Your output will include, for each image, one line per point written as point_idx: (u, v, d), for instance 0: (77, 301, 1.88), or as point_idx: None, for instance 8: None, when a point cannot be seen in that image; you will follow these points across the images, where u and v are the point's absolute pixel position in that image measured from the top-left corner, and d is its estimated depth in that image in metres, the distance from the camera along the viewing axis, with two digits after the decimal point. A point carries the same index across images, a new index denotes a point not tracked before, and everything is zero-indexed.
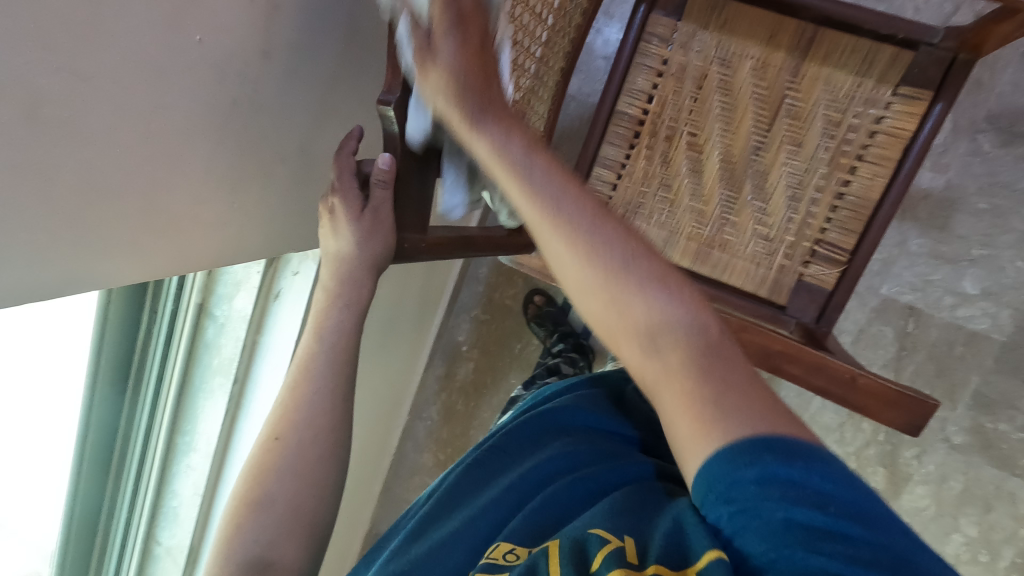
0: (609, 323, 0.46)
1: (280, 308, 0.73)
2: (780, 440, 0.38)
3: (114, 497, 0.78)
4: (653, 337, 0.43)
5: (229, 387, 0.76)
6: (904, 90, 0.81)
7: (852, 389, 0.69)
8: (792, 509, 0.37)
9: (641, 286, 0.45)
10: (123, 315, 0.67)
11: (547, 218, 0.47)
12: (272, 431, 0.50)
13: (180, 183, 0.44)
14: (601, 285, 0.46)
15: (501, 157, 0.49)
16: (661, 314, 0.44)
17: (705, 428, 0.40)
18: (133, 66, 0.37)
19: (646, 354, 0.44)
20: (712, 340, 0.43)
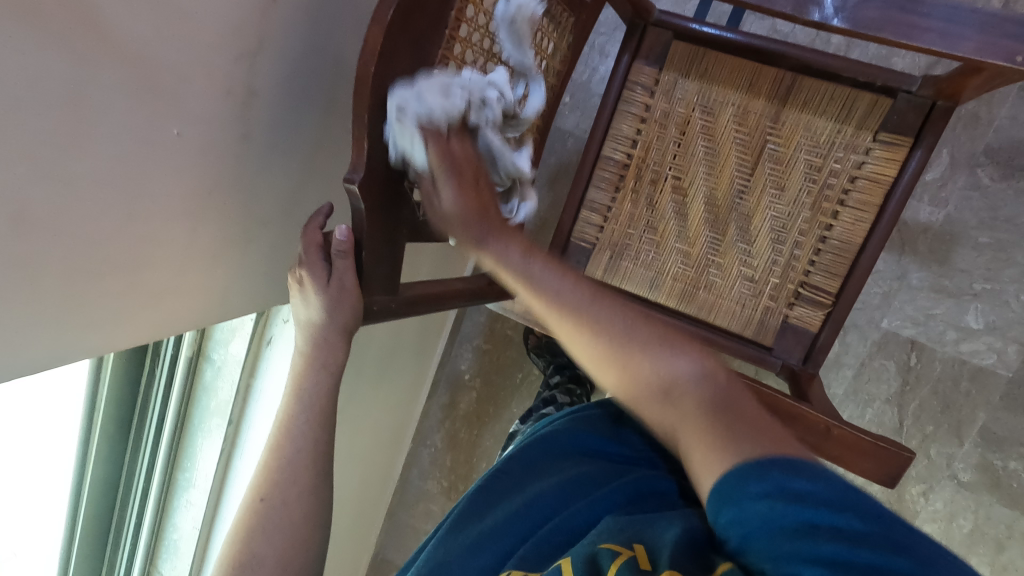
0: (630, 392, 0.50)
1: (271, 353, 0.77)
2: (783, 459, 0.41)
3: (116, 535, 0.82)
4: (667, 387, 0.48)
5: (226, 428, 0.80)
6: (884, 137, 0.81)
7: (827, 439, 0.69)
8: (795, 508, 0.38)
9: (642, 353, 0.50)
10: (125, 370, 0.70)
11: (562, 316, 0.53)
12: (256, 493, 0.52)
13: (162, 258, 0.48)
14: (599, 359, 0.51)
15: (505, 267, 0.55)
16: (665, 372, 0.48)
17: (715, 451, 0.43)
18: (117, 163, 0.41)
19: (665, 407, 0.48)
20: (720, 390, 0.47)
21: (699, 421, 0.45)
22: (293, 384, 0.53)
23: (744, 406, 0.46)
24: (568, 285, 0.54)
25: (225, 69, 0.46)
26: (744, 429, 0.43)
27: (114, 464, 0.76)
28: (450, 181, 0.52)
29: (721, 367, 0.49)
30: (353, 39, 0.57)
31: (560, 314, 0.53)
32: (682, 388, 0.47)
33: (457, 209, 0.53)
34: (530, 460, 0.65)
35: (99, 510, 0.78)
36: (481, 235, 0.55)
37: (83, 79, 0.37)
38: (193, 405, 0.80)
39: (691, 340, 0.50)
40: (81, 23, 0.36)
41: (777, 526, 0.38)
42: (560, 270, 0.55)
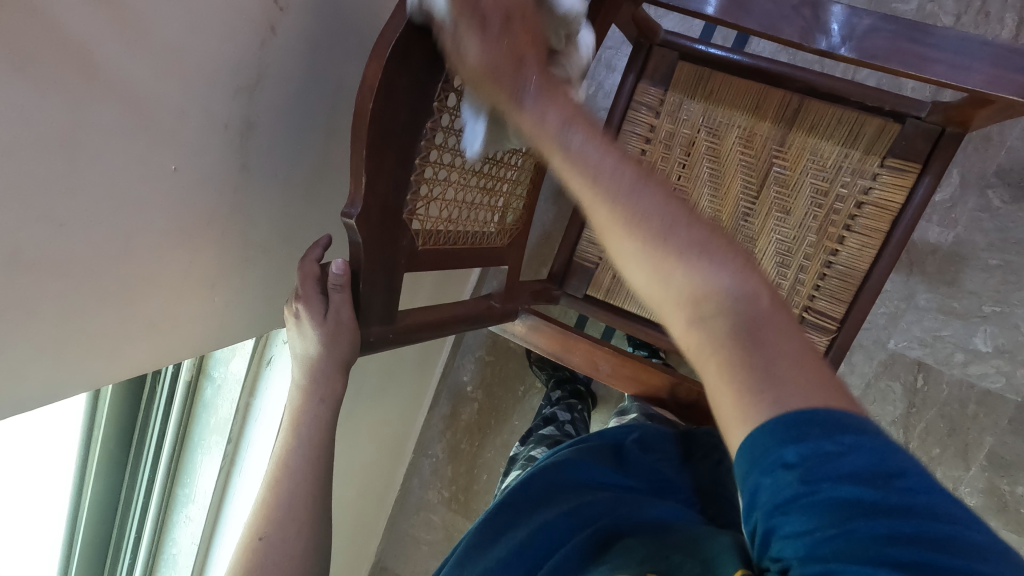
0: (650, 291, 0.39)
1: (271, 373, 0.77)
2: (829, 413, 0.33)
3: (116, 550, 0.82)
4: (693, 310, 0.37)
5: (225, 446, 0.80)
6: (892, 162, 0.80)
7: None
8: (850, 486, 0.31)
9: (665, 224, 0.38)
10: (125, 389, 0.70)
11: (593, 193, 0.40)
12: (255, 531, 0.51)
13: (160, 291, 0.49)
14: (650, 275, 0.38)
15: (539, 131, 0.42)
16: (704, 288, 0.36)
17: (744, 410, 0.34)
18: (112, 200, 0.41)
19: (692, 325, 0.37)
20: (760, 311, 0.36)
21: (735, 374, 0.35)
22: (292, 416, 0.53)
23: (779, 325, 0.36)
24: (565, 123, 0.41)
25: (224, 102, 0.46)
26: (763, 350, 0.35)
27: (113, 481, 0.77)
28: (476, 27, 0.43)
29: (764, 284, 0.37)
30: (354, 67, 0.57)
31: (580, 186, 0.40)
32: (713, 313, 0.36)
33: (488, 54, 0.44)
34: (537, 487, 0.63)
35: (98, 527, 0.78)
36: (521, 89, 0.43)
37: (79, 120, 0.37)
38: (193, 422, 0.80)
39: (736, 245, 0.39)
40: (76, 65, 0.36)
41: (816, 505, 0.31)
42: (601, 138, 0.41)
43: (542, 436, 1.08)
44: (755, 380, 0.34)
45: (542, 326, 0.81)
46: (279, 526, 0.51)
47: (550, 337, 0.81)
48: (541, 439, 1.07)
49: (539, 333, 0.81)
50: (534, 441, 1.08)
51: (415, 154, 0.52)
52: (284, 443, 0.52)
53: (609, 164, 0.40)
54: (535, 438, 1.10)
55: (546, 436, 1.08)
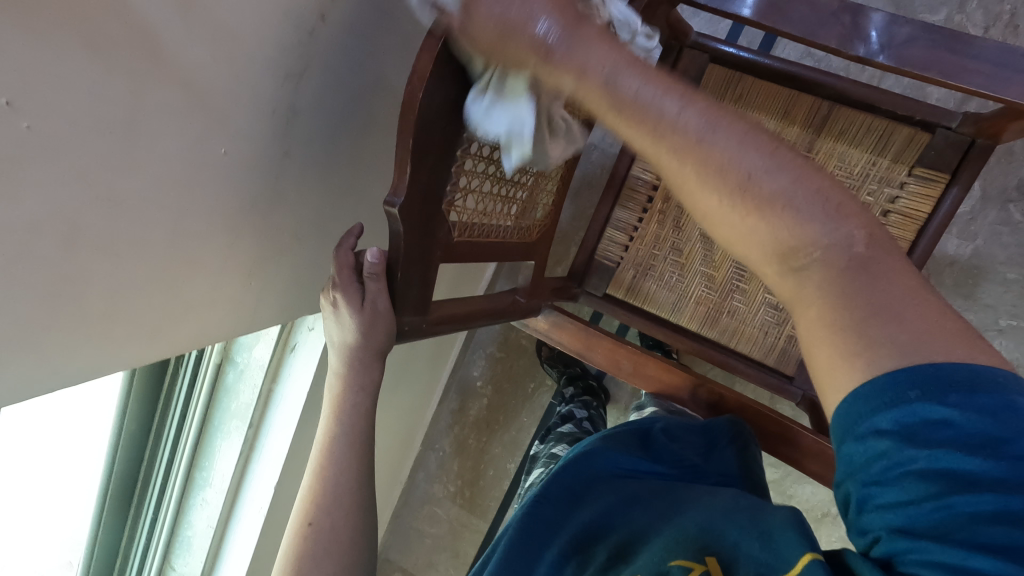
0: (738, 235, 0.39)
1: (294, 360, 0.78)
2: (931, 376, 0.33)
3: (134, 527, 0.83)
4: (792, 259, 0.38)
5: (245, 431, 0.80)
6: (920, 172, 0.80)
7: None
8: (938, 453, 0.32)
9: (755, 164, 0.37)
10: (150, 371, 0.71)
11: (669, 150, 0.39)
12: (304, 516, 0.51)
13: (201, 274, 0.49)
14: (742, 219, 0.38)
15: (605, 91, 0.39)
16: (796, 228, 0.37)
17: (847, 359, 0.36)
18: (164, 180, 0.42)
19: (783, 274, 0.39)
20: (857, 251, 0.37)
21: (834, 298, 0.37)
22: (332, 404, 0.53)
23: (886, 264, 0.37)
24: (654, 85, 0.38)
25: (274, 88, 0.46)
26: (871, 286, 0.36)
27: (134, 461, 0.78)
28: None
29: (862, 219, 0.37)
30: (397, 57, 0.58)
31: (662, 147, 0.39)
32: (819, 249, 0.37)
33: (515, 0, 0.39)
34: (569, 482, 0.63)
35: (118, 501, 0.79)
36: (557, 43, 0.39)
37: (140, 99, 0.38)
38: (215, 406, 0.81)
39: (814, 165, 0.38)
40: (142, 45, 0.36)
41: (909, 472, 0.33)
42: (665, 83, 0.39)
43: (561, 434, 1.08)
44: (857, 334, 0.36)
45: (565, 323, 0.81)
46: (320, 509, 0.51)
47: (572, 334, 0.81)
48: (559, 437, 1.08)
49: (562, 330, 0.81)
50: (553, 438, 1.08)
51: (457, 146, 0.52)
52: (325, 430, 0.53)
53: (706, 123, 0.38)
54: (553, 435, 1.10)
55: (564, 434, 1.08)
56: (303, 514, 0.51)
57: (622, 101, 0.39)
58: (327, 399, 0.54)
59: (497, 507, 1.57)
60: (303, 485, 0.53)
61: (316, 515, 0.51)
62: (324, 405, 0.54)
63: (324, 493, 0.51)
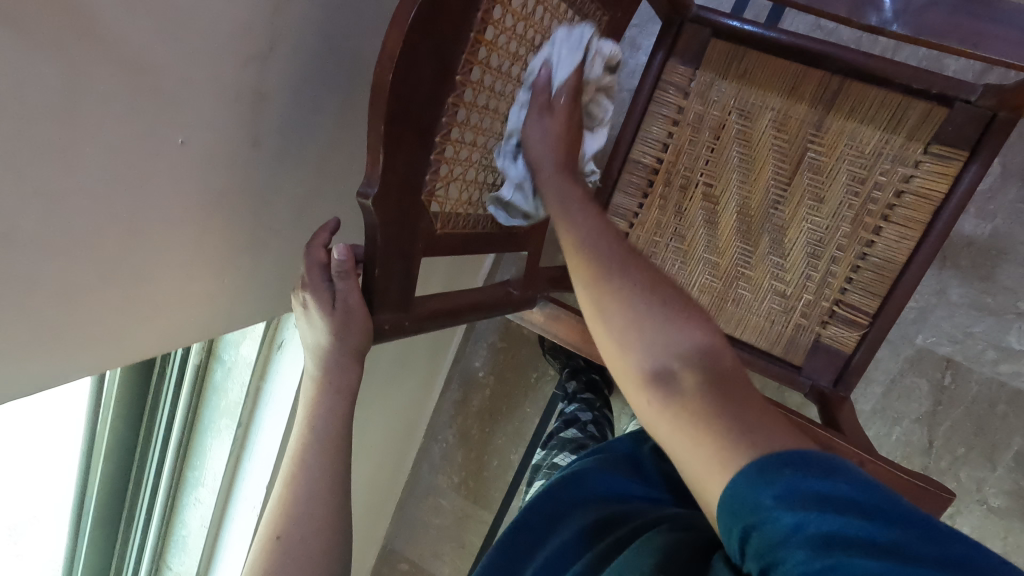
0: (624, 360, 0.47)
1: (282, 357, 0.75)
2: (795, 455, 0.38)
3: (127, 527, 0.82)
4: (667, 363, 0.44)
5: (235, 430, 0.79)
6: (936, 149, 0.76)
7: None
8: (818, 517, 0.35)
9: (639, 295, 0.47)
10: (133, 371, 0.69)
11: (597, 283, 0.49)
12: (272, 530, 0.48)
13: (163, 272, 0.47)
14: (632, 332, 0.46)
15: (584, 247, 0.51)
16: (670, 343, 0.44)
17: (722, 459, 0.39)
18: (112, 168, 0.39)
19: (664, 395, 0.44)
20: (722, 369, 0.44)
21: (708, 402, 0.41)
22: (305, 409, 0.51)
23: (740, 381, 0.44)
24: (596, 233, 0.52)
25: (232, 73, 0.43)
26: (736, 402, 0.41)
27: (122, 460, 0.76)
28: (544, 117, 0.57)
29: (727, 344, 0.46)
30: (371, 35, 0.54)
31: (598, 279, 0.49)
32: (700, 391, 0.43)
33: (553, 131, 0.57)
34: (555, 501, 0.62)
35: (109, 502, 0.78)
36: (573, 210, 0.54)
37: (76, 82, 0.35)
38: (203, 404, 0.79)
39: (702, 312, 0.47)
40: (71, 21, 0.33)
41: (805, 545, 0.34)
42: (617, 242, 0.51)
43: (566, 439, 1.06)
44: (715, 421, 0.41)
45: (562, 315, 0.78)
46: (289, 522, 0.48)
47: (570, 326, 0.77)
48: (565, 439, 1.05)
49: (558, 322, 0.78)
50: (559, 440, 1.06)
51: (436, 131, 0.49)
52: (297, 435, 0.50)
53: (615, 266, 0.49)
54: (560, 437, 1.07)
55: (570, 436, 1.06)
56: (272, 527, 0.48)
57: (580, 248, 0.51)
58: (302, 405, 0.51)
59: (503, 497, 1.56)
60: (274, 496, 0.49)
61: (283, 529, 0.48)
62: (299, 414, 0.51)
63: (295, 505, 0.48)
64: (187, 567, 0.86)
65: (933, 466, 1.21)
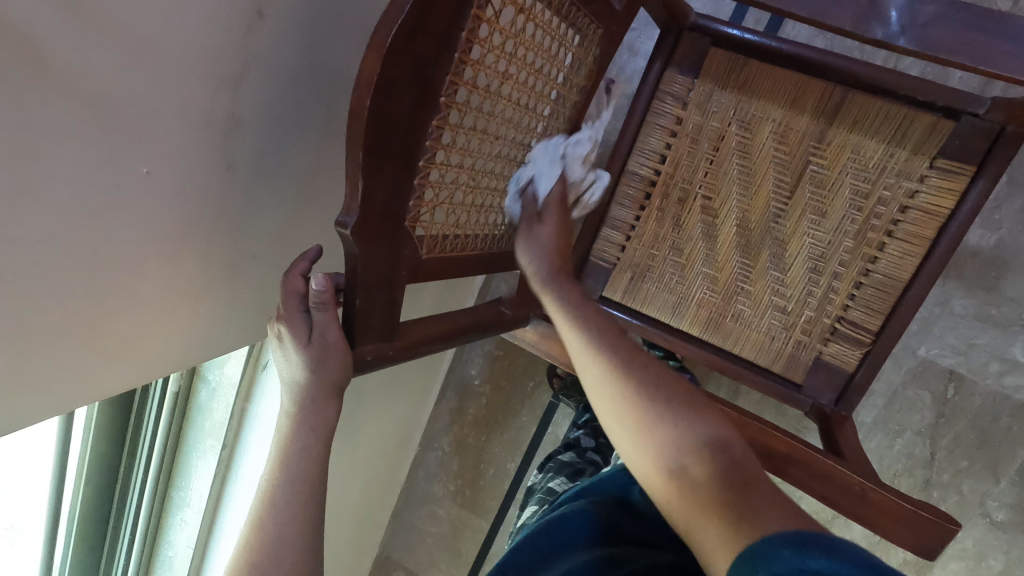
0: (622, 437, 0.50)
1: (267, 378, 0.73)
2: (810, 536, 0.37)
3: (111, 551, 0.80)
4: (681, 458, 0.46)
5: (220, 451, 0.77)
6: (942, 163, 0.73)
7: (862, 502, 0.63)
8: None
9: (662, 402, 0.49)
10: (113, 396, 0.67)
11: (602, 367, 0.52)
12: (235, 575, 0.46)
13: (132, 305, 0.45)
14: (642, 438, 0.48)
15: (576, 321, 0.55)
16: (684, 433, 0.47)
17: (738, 532, 0.40)
18: (70, 200, 0.37)
19: (671, 475, 0.46)
20: (734, 459, 0.46)
21: (721, 492, 0.43)
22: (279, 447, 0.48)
23: (751, 467, 0.46)
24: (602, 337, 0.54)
25: (201, 99, 0.41)
26: (749, 502, 0.42)
27: (104, 483, 0.74)
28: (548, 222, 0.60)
29: (738, 438, 0.48)
30: (351, 52, 0.52)
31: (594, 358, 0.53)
32: (765, 495, 0.46)
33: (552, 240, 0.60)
34: (553, 537, 0.65)
35: (92, 527, 0.76)
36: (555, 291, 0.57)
37: (24, 116, 0.33)
38: (188, 424, 0.77)
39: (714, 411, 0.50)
40: (19, 55, 0.31)
41: None
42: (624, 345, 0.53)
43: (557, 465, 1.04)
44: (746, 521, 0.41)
45: (555, 334, 0.75)
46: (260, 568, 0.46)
47: (561, 345, 0.75)
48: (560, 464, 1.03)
49: (551, 342, 0.75)
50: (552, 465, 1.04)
51: (420, 156, 0.46)
52: (270, 475, 0.48)
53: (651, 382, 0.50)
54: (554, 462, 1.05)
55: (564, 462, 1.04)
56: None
57: (586, 340, 0.54)
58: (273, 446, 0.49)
59: (499, 506, 1.55)
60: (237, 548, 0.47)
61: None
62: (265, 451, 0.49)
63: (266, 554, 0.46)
64: None
65: (935, 479, 1.19)
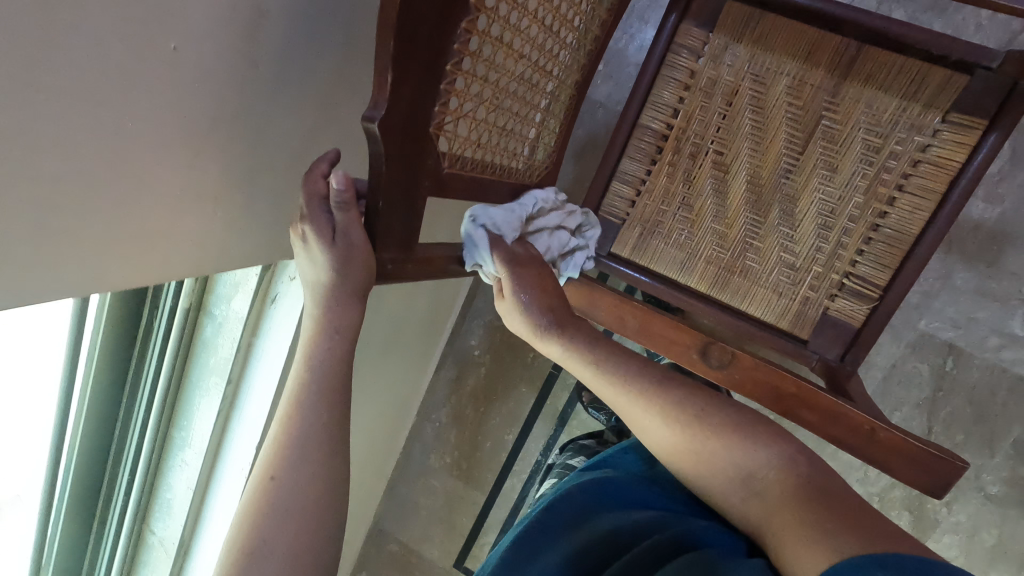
0: (671, 448, 0.60)
1: (275, 312, 0.72)
2: (890, 558, 0.41)
3: (111, 488, 0.79)
4: (749, 478, 0.55)
5: (224, 387, 0.76)
6: (954, 117, 0.74)
7: (871, 442, 0.63)
8: None
9: (656, 378, 0.62)
10: (118, 320, 0.67)
11: (598, 373, 0.63)
12: (267, 470, 0.46)
13: (135, 185, 0.45)
14: (690, 435, 0.58)
15: (536, 330, 0.64)
16: (749, 455, 0.55)
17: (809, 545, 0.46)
18: (82, 60, 0.37)
19: (742, 477, 0.55)
20: (802, 469, 0.54)
21: (798, 499, 0.51)
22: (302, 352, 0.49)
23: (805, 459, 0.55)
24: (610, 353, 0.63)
25: None
26: (830, 492, 0.51)
27: (105, 414, 0.73)
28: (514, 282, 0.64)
29: (797, 444, 0.56)
30: None
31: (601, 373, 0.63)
32: (764, 478, 0.54)
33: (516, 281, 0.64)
34: (581, 501, 0.64)
35: (91, 461, 0.75)
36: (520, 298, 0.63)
37: None
38: (192, 360, 0.76)
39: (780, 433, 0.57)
40: None
41: None
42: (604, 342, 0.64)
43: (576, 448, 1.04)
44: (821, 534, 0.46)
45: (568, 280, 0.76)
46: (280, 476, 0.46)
47: (572, 289, 0.76)
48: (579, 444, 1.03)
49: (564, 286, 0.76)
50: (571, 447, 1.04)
51: (447, 59, 0.46)
52: (296, 374, 0.48)
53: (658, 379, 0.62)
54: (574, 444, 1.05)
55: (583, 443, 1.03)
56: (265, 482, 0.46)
57: (580, 353, 0.63)
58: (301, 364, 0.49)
59: (496, 478, 1.55)
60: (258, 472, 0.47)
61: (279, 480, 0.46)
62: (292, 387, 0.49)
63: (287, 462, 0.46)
64: (173, 530, 0.84)
65: None
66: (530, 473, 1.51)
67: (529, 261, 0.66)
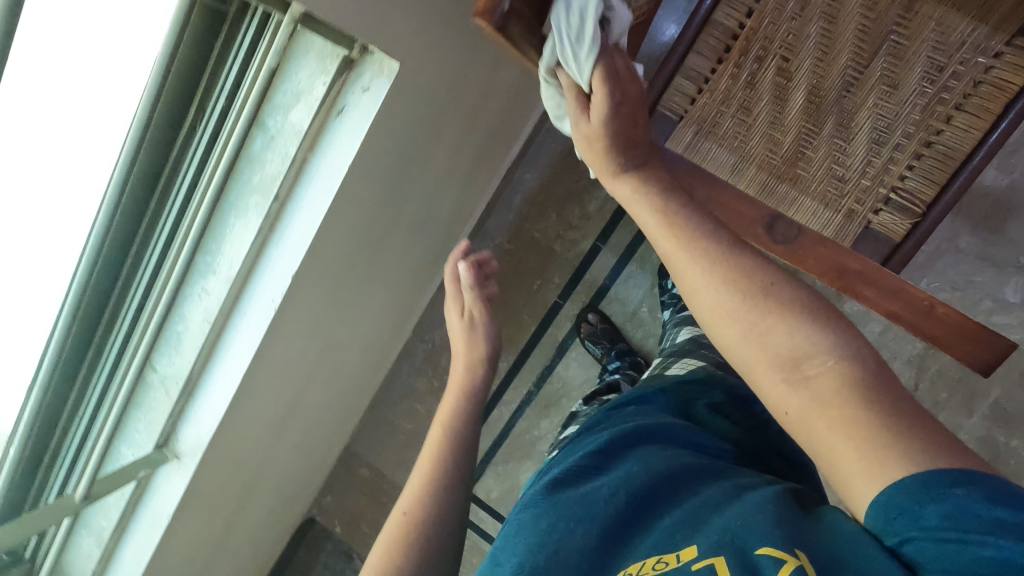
0: (732, 317, 0.50)
1: (339, 126, 0.70)
2: (968, 474, 0.37)
3: (121, 305, 0.74)
4: (803, 369, 0.46)
5: (267, 208, 0.71)
6: (1020, 42, 0.77)
7: (929, 319, 0.65)
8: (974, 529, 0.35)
9: (755, 266, 0.51)
10: (173, 95, 0.63)
11: (670, 227, 0.56)
12: (420, 478, 0.63)
13: None
14: (741, 313, 0.49)
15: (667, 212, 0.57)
16: (811, 338, 0.46)
17: (880, 464, 0.40)
18: None
19: (791, 386, 0.46)
20: (866, 369, 0.44)
21: (854, 407, 0.42)
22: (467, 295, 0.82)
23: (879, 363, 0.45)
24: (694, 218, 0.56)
25: None
26: (892, 396, 0.43)
27: (137, 211, 0.68)
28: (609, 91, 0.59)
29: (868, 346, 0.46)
30: None
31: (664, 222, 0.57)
32: (819, 365, 0.45)
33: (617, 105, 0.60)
34: (639, 435, 0.69)
35: (109, 265, 0.70)
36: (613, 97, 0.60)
37: None
38: (232, 177, 0.71)
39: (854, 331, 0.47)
40: None
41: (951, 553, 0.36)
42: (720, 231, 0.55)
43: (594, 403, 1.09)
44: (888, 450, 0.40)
45: None
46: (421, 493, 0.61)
47: None
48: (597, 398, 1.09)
49: None
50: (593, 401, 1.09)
51: None
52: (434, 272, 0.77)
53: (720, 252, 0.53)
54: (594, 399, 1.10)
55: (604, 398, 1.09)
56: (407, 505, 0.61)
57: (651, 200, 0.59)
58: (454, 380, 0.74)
59: (483, 407, 1.52)
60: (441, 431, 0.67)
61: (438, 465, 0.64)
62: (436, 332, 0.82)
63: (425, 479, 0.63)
64: (181, 364, 0.78)
65: None
66: (520, 403, 1.49)
67: (630, 86, 0.60)
